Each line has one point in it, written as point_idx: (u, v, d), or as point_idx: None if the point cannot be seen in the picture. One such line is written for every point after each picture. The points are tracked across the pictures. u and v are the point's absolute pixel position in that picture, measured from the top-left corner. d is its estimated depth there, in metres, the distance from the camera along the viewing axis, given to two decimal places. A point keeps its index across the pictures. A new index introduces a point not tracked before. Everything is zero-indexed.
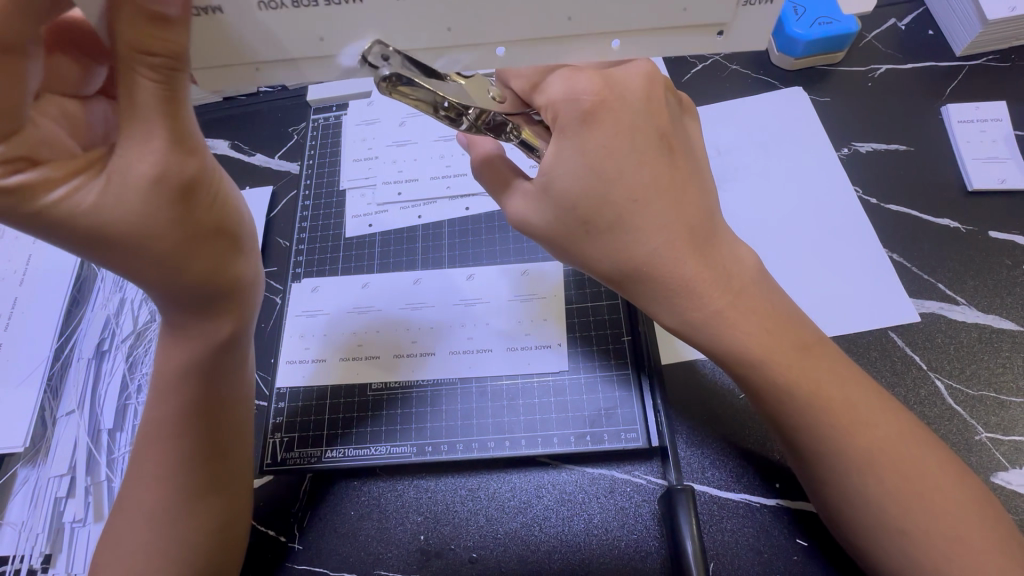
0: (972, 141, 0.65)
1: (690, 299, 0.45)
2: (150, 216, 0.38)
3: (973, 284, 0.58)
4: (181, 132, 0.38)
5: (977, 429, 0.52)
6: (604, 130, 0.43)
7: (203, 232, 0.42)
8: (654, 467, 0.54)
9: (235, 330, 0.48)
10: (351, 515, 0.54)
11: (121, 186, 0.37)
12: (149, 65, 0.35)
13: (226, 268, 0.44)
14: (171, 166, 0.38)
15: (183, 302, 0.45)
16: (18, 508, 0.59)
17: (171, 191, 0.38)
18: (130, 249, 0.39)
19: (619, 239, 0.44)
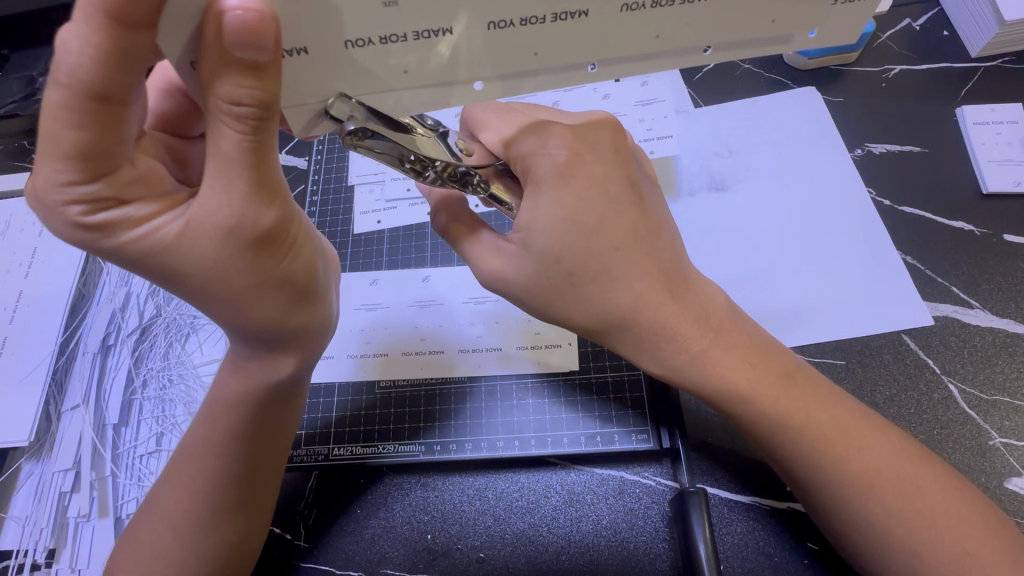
0: (988, 144, 0.64)
1: (673, 343, 0.44)
2: (223, 263, 0.36)
3: (988, 288, 0.58)
4: (267, 181, 0.35)
5: (991, 434, 0.52)
6: (577, 186, 0.42)
7: (274, 281, 0.38)
8: (664, 469, 0.53)
9: (294, 373, 0.46)
10: (357, 514, 0.54)
11: (200, 232, 0.35)
12: (236, 117, 0.32)
13: (296, 314, 0.42)
14: (251, 218, 0.34)
15: (252, 337, 0.42)
16: (23, 503, 0.59)
17: (244, 243, 0.35)
18: (204, 289, 0.37)
19: (601, 293, 0.43)
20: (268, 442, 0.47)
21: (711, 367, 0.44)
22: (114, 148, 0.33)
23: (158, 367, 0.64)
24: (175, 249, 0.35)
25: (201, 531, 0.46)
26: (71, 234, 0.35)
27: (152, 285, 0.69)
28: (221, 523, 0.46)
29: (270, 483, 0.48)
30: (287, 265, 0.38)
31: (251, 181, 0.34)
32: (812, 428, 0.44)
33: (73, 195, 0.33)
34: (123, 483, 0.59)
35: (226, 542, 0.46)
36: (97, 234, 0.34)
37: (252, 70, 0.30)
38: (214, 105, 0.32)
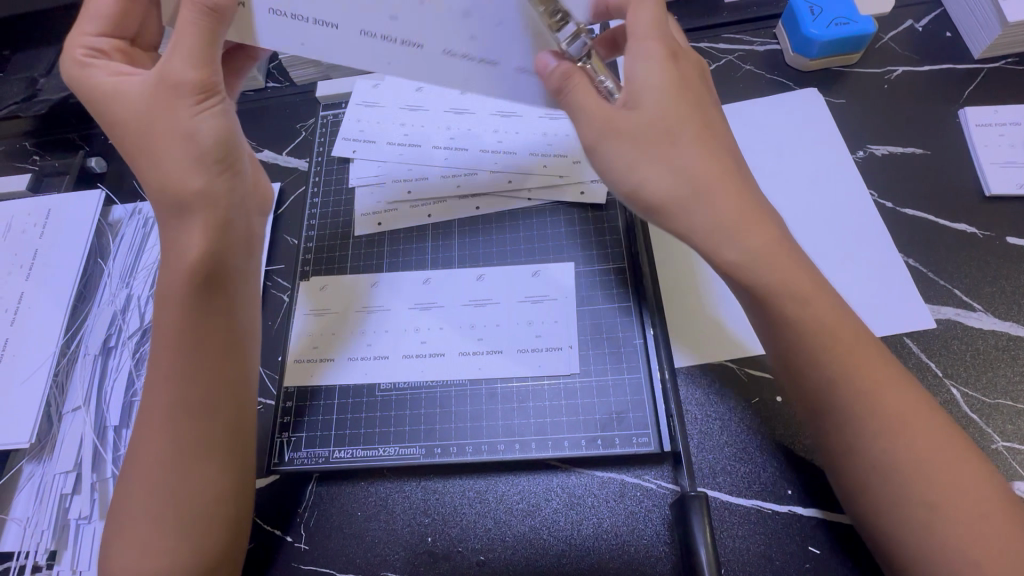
0: (990, 145, 0.64)
1: (731, 234, 0.41)
2: (162, 94, 0.46)
3: (990, 290, 0.58)
4: (205, 55, 0.46)
5: (994, 437, 0.52)
6: (660, 69, 0.45)
7: (177, 136, 0.46)
8: (665, 472, 0.53)
9: (202, 247, 0.47)
10: (358, 517, 0.54)
11: (153, 84, 0.46)
12: (199, 7, 0.43)
13: (199, 177, 0.47)
14: (177, 71, 0.45)
15: (178, 225, 0.48)
16: (24, 505, 0.59)
17: (188, 99, 0.46)
18: (120, 125, 0.47)
19: (668, 159, 0.43)
20: (227, 372, 0.49)
21: (765, 270, 0.41)
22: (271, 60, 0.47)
23: None
24: (112, 94, 0.47)
25: (193, 511, 0.45)
26: (67, 69, 0.49)
27: (153, 287, 0.69)
28: (221, 513, 0.46)
29: (244, 401, 0.50)
30: (192, 120, 0.47)
31: (192, 49, 0.45)
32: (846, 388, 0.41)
33: (86, 42, 0.49)
34: None
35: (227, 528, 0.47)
36: (86, 62, 0.48)
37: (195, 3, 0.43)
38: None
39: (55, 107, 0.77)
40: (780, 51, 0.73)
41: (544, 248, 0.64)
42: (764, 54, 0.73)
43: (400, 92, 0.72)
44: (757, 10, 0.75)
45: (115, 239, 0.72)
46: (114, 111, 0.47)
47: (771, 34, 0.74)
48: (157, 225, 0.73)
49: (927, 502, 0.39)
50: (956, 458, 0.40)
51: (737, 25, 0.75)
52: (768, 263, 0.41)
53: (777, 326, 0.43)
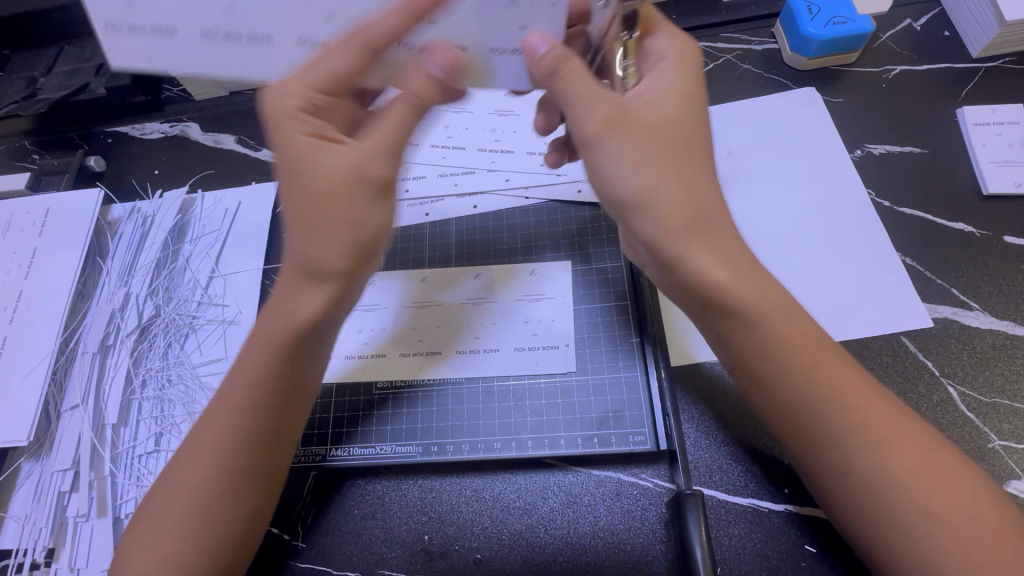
0: (989, 144, 0.64)
1: (703, 254, 0.42)
2: (366, 176, 0.43)
3: (988, 289, 0.57)
4: (398, 152, 0.46)
5: (990, 436, 0.52)
6: (673, 92, 0.45)
7: (350, 222, 0.43)
8: (661, 471, 0.53)
9: (318, 312, 0.45)
10: (355, 515, 0.54)
11: (339, 166, 0.43)
12: (415, 104, 0.44)
13: (347, 260, 0.43)
14: (381, 167, 0.44)
15: (302, 300, 0.45)
16: (23, 503, 0.60)
17: (371, 184, 0.44)
18: (303, 200, 0.43)
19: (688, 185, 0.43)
20: (293, 409, 0.48)
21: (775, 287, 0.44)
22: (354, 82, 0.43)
23: (157, 367, 0.65)
24: (320, 164, 0.43)
25: (206, 524, 0.45)
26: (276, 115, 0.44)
27: (151, 286, 0.69)
28: (222, 523, 0.45)
29: (284, 445, 0.48)
30: (372, 212, 0.44)
31: (393, 148, 0.45)
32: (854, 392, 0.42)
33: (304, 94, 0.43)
34: (122, 482, 0.59)
35: (228, 540, 0.45)
36: (310, 146, 0.44)
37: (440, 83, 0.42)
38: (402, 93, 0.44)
39: (54, 105, 0.77)
40: (778, 50, 0.73)
41: (541, 247, 0.64)
42: (762, 53, 0.73)
43: None
44: (755, 9, 0.75)
45: (113, 237, 0.72)
46: (309, 193, 0.43)
47: (768, 33, 0.74)
48: (156, 224, 0.73)
49: (924, 500, 0.39)
50: (943, 460, 0.41)
51: (735, 24, 0.75)
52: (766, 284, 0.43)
53: (777, 332, 0.42)
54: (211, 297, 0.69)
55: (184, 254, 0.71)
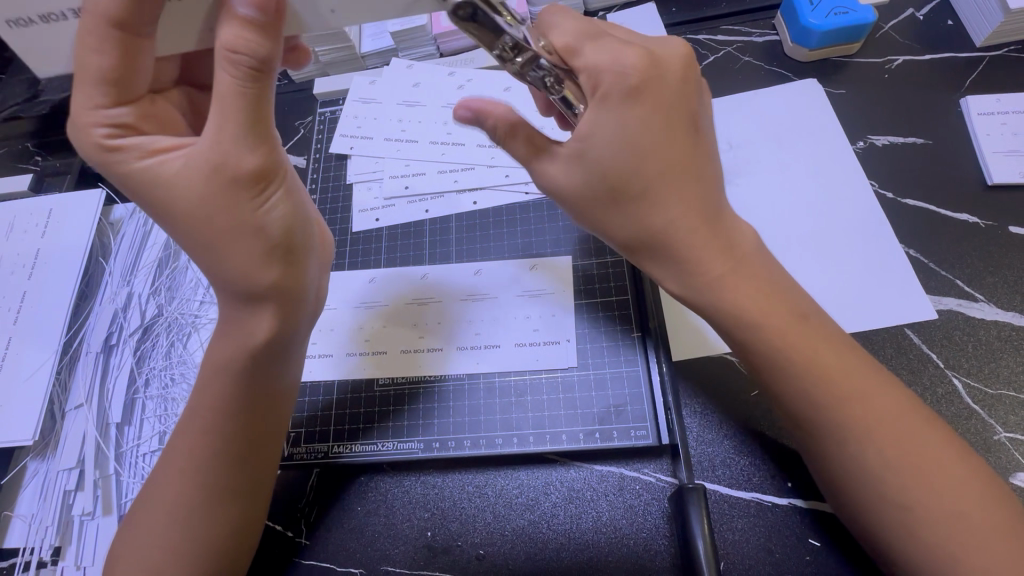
0: (993, 134, 0.63)
1: (693, 267, 0.45)
2: (209, 188, 0.41)
3: (993, 281, 0.57)
4: (256, 129, 0.41)
5: (996, 429, 0.51)
6: (642, 107, 0.43)
7: (252, 229, 0.42)
8: (664, 465, 0.53)
9: (270, 335, 0.46)
10: (358, 511, 0.54)
11: (182, 174, 0.41)
12: (232, 60, 0.38)
13: (271, 271, 0.44)
14: (235, 157, 0.40)
15: (256, 330, 0.46)
16: (29, 502, 0.60)
17: (233, 180, 0.41)
18: (183, 223, 0.42)
19: (640, 212, 0.45)
20: (262, 417, 0.48)
21: (732, 303, 0.45)
22: (216, 101, 0.39)
23: (161, 365, 0.65)
24: (170, 180, 0.41)
25: (206, 526, 0.46)
26: (93, 156, 0.42)
27: (154, 286, 0.69)
28: (229, 519, 0.46)
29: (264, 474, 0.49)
30: (262, 212, 0.42)
31: (240, 127, 0.40)
32: (817, 414, 0.43)
33: (100, 116, 0.41)
34: (127, 481, 0.60)
35: (230, 535, 0.47)
36: (111, 154, 0.41)
37: (257, 25, 0.38)
38: (218, 53, 0.38)
39: (55, 108, 0.79)
40: (779, 42, 0.72)
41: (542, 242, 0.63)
42: (762, 45, 0.73)
43: (397, 89, 0.73)
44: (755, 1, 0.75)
45: (116, 238, 0.73)
46: (177, 223, 0.42)
47: (769, 25, 0.74)
48: (158, 224, 0.73)
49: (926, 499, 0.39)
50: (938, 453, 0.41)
51: (735, 16, 0.75)
52: (709, 318, 0.45)
53: (790, 356, 0.44)
54: (213, 296, 0.69)
55: (185, 254, 0.71)
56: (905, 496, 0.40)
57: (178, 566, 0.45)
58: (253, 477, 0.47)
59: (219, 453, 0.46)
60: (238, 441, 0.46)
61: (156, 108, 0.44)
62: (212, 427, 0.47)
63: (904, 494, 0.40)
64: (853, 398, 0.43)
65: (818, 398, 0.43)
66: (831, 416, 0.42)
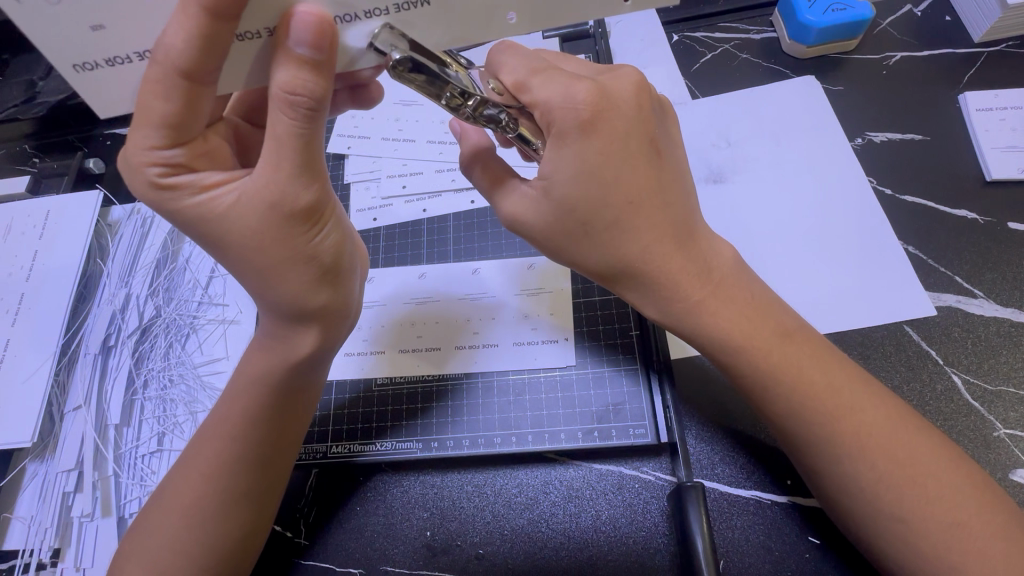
0: (992, 130, 0.63)
1: (671, 292, 0.45)
2: (276, 225, 0.39)
3: (992, 277, 0.57)
4: (311, 164, 0.39)
5: (995, 425, 0.51)
6: (599, 142, 0.42)
7: (304, 260, 0.42)
8: (663, 464, 0.53)
9: (313, 351, 0.47)
10: (357, 512, 0.54)
11: (247, 209, 0.39)
12: (290, 103, 0.36)
13: (320, 294, 0.44)
14: (292, 194, 0.39)
15: (289, 345, 0.46)
16: (28, 504, 0.60)
17: (290, 216, 0.39)
18: (245, 258, 0.41)
19: (610, 244, 0.44)
20: (287, 425, 0.48)
21: (721, 323, 0.45)
22: (195, 121, 0.38)
23: (159, 366, 0.65)
24: (225, 216, 0.39)
25: (212, 531, 0.46)
26: (144, 193, 0.40)
27: (152, 287, 0.69)
28: (228, 523, 0.46)
29: (274, 483, 0.48)
30: (315, 244, 0.42)
31: (301, 163, 0.38)
32: (816, 413, 0.43)
33: (153, 158, 0.39)
34: (126, 482, 0.60)
35: (226, 538, 0.46)
36: (166, 193, 0.40)
37: (310, 64, 0.35)
38: (273, 94, 0.36)
39: (52, 109, 0.79)
40: (777, 39, 0.72)
41: None
42: (760, 42, 0.72)
43: (395, 89, 0.73)
44: None
45: (114, 239, 0.73)
46: (232, 254, 0.41)
47: (767, 22, 0.73)
48: (156, 225, 0.73)
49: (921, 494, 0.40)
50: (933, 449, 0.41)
51: (733, 13, 0.74)
52: (710, 318, 0.45)
53: (780, 365, 0.44)
54: (211, 296, 0.69)
55: (184, 254, 0.71)
56: (901, 493, 0.40)
57: (176, 568, 0.45)
58: (257, 482, 0.47)
59: (220, 457, 0.46)
60: (237, 444, 0.46)
61: (208, 145, 0.42)
62: (212, 430, 0.47)
63: (904, 491, 0.40)
64: (850, 402, 0.43)
65: (814, 395, 0.43)
66: (828, 414, 0.42)
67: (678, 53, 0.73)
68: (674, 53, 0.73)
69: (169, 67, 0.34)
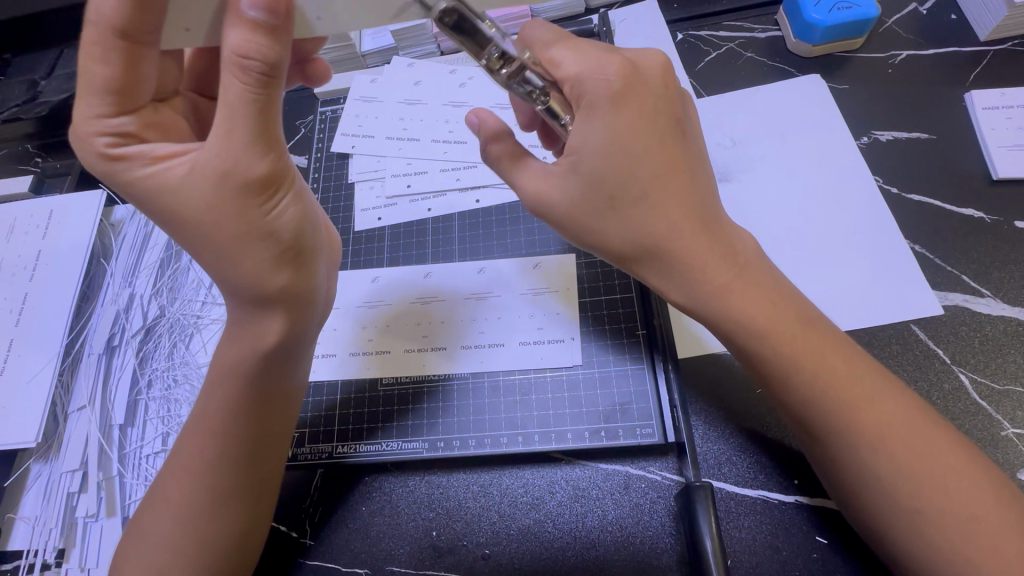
0: (998, 128, 0.63)
1: (695, 275, 0.44)
2: (230, 195, 0.39)
3: (999, 276, 0.57)
4: (266, 134, 0.39)
5: (1003, 424, 0.51)
6: (632, 111, 0.43)
7: (261, 235, 0.41)
8: (670, 463, 0.53)
9: (280, 339, 0.46)
10: (363, 512, 0.54)
11: (199, 178, 0.39)
12: (241, 66, 0.36)
13: (279, 274, 0.43)
14: (244, 164, 0.39)
15: (257, 333, 0.46)
16: (33, 504, 0.60)
17: (242, 187, 0.39)
18: (198, 230, 0.41)
19: (638, 218, 0.44)
20: (267, 422, 0.47)
21: (731, 324, 0.44)
22: (139, 87, 0.40)
23: (163, 366, 0.65)
24: (178, 185, 0.40)
25: (218, 530, 0.46)
26: (96, 166, 0.41)
27: (156, 286, 0.69)
28: (234, 524, 0.46)
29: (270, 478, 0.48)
30: (271, 219, 0.41)
31: (251, 132, 0.38)
32: (825, 413, 0.42)
33: (101, 126, 0.40)
34: (130, 482, 0.60)
35: (232, 540, 0.46)
36: (116, 164, 0.40)
37: (258, 27, 0.36)
38: (223, 57, 0.36)
39: (56, 109, 0.79)
40: (781, 37, 0.72)
41: (546, 240, 0.63)
42: (765, 41, 0.72)
43: (399, 88, 0.73)
44: None
45: (117, 239, 0.72)
46: (187, 229, 0.41)
47: (772, 20, 0.73)
48: (159, 224, 0.73)
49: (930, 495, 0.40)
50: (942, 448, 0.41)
51: (738, 12, 0.74)
52: (721, 318, 0.45)
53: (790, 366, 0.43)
54: (215, 296, 0.68)
55: (187, 254, 0.71)
56: (909, 493, 0.40)
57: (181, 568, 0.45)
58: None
59: (225, 458, 0.46)
60: (243, 444, 0.46)
61: (156, 117, 0.43)
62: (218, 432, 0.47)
63: (913, 491, 0.40)
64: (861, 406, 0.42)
65: (825, 397, 0.42)
66: (837, 414, 0.42)
67: (682, 52, 0.73)
68: (678, 51, 0.73)
69: (106, 26, 0.36)
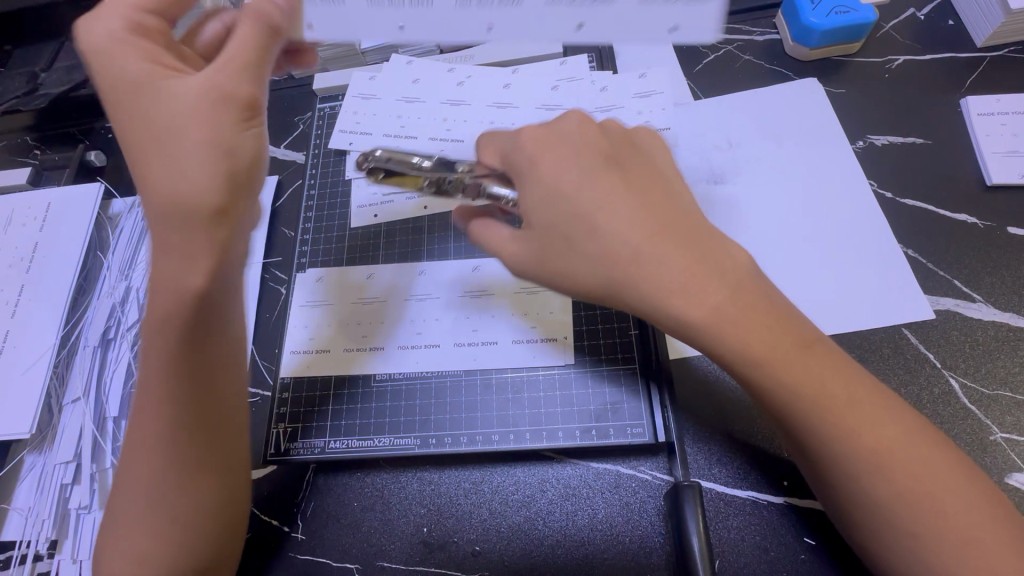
0: (992, 134, 0.63)
1: (683, 300, 0.40)
2: (207, 98, 0.41)
3: (991, 281, 0.57)
4: (258, 63, 0.45)
5: (992, 429, 0.51)
6: (555, 154, 0.44)
7: (215, 146, 0.41)
8: (660, 463, 0.53)
9: (198, 292, 0.41)
10: (354, 507, 0.54)
11: (185, 91, 0.41)
12: (260, 17, 0.45)
13: (216, 205, 0.40)
14: (231, 85, 0.42)
15: (220, 320, 0.44)
16: (26, 495, 0.60)
17: (218, 99, 0.42)
18: (160, 133, 0.41)
19: (596, 246, 0.41)
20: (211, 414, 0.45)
21: (727, 332, 0.40)
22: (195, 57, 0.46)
23: None
24: (168, 96, 0.41)
25: (193, 526, 0.44)
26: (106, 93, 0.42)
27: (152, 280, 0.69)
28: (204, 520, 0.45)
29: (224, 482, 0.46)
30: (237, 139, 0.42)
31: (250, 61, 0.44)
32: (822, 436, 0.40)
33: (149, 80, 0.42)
34: None
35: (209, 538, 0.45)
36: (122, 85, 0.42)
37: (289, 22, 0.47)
38: (247, 12, 0.46)
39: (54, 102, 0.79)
40: (780, 41, 0.72)
41: None
42: (763, 44, 0.73)
43: (398, 83, 0.72)
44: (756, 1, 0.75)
45: (114, 232, 0.73)
46: (150, 136, 0.41)
47: (771, 25, 0.74)
48: None
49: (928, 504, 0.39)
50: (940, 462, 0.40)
51: (737, 15, 0.75)
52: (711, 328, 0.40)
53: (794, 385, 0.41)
54: None
55: None
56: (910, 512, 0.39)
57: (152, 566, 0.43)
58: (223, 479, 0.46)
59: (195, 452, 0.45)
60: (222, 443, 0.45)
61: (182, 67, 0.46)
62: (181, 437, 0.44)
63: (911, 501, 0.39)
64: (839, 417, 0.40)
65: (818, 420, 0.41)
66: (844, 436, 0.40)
67: (681, 53, 0.74)
68: (676, 54, 0.74)
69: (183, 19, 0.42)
